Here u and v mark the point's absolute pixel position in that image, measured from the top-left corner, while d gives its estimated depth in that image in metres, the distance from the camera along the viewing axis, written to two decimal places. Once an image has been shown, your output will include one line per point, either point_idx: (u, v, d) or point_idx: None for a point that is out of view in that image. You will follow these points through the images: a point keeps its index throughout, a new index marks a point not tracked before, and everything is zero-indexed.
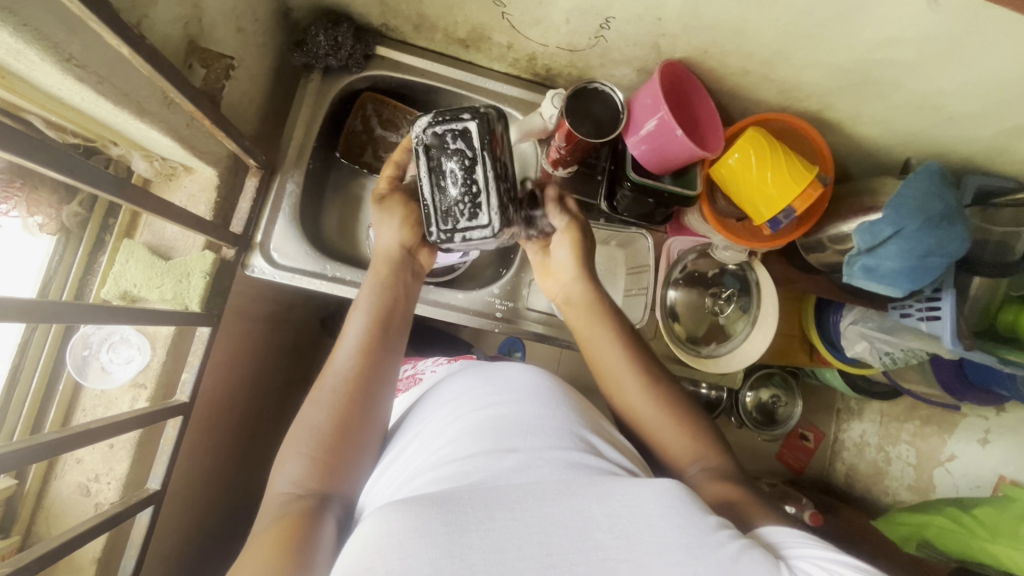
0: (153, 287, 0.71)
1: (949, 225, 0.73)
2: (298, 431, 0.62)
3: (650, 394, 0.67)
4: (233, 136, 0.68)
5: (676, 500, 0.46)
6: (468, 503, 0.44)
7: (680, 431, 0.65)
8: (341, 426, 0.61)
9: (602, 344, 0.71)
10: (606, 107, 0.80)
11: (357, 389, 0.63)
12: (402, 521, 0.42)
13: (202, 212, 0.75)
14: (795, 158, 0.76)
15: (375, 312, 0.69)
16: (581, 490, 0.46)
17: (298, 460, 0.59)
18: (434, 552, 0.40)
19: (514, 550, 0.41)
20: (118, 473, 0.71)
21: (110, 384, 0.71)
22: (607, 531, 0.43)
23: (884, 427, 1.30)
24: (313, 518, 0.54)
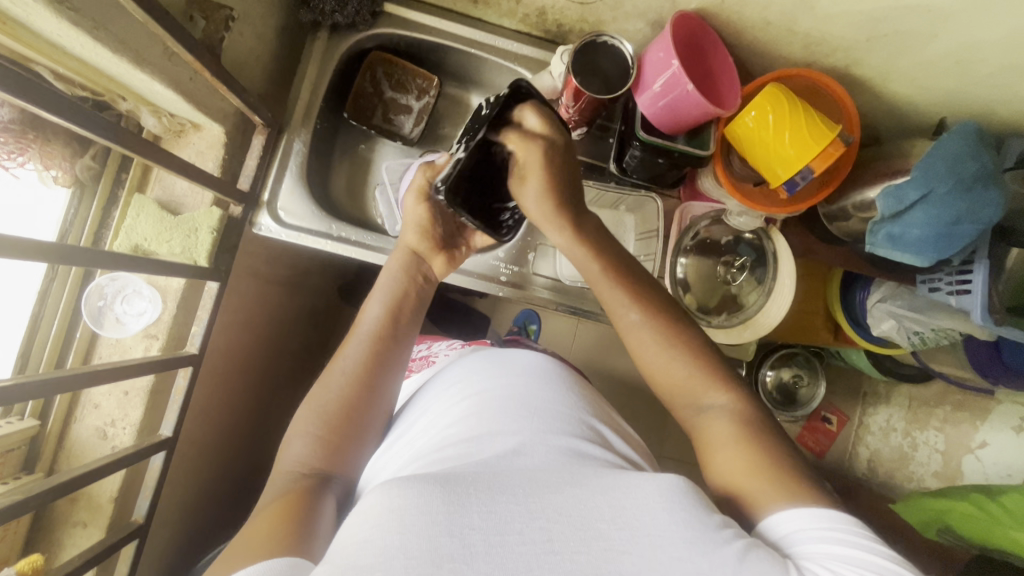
0: (162, 241, 0.73)
1: (983, 189, 0.69)
2: (305, 409, 0.63)
3: (653, 335, 0.64)
4: (236, 91, 0.68)
5: (683, 496, 0.45)
6: (469, 485, 0.44)
7: (692, 373, 0.62)
8: (351, 413, 0.62)
9: (602, 288, 0.67)
10: (615, 61, 0.77)
11: (366, 374, 0.64)
12: (402, 498, 0.43)
13: (210, 168, 0.76)
14: (815, 115, 0.71)
15: (398, 305, 0.69)
16: (585, 481, 0.46)
17: (303, 438, 0.60)
18: (434, 529, 0.41)
19: (514, 534, 0.41)
20: (133, 419, 0.74)
21: (124, 334, 0.74)
22: (610, 521, 0.43)
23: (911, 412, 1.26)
24: (313, 499, 0.54)
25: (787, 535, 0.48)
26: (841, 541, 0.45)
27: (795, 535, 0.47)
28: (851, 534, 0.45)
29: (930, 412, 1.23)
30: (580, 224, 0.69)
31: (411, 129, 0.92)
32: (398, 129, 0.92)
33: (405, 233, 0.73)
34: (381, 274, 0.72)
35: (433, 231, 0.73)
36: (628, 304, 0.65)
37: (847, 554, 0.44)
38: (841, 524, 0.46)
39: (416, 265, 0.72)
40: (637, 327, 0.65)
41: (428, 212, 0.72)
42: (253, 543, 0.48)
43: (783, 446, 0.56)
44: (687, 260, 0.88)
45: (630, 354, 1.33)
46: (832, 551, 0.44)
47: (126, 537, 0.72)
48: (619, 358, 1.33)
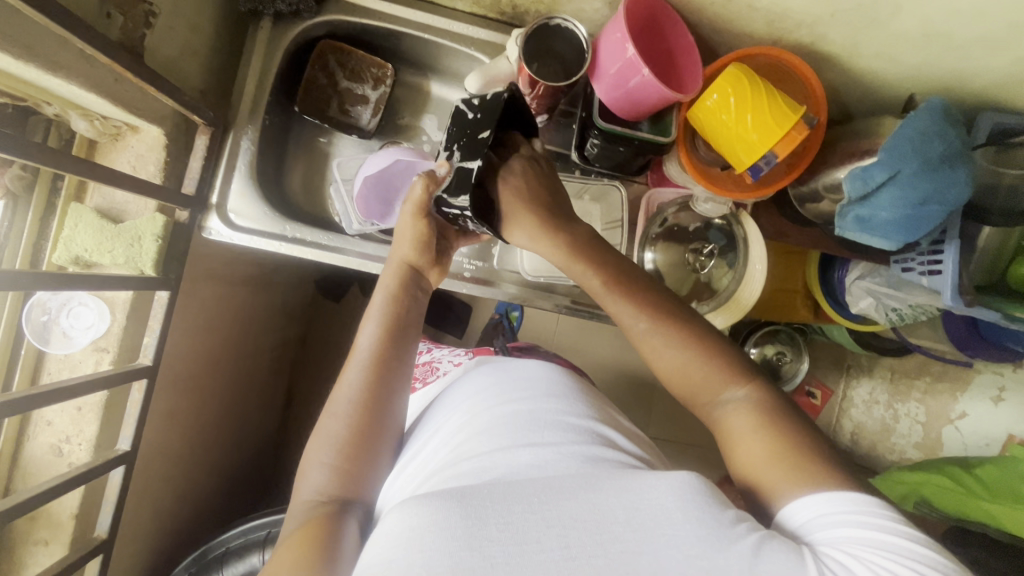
0: (104, 251, 0.70)
1: (950, 169, 0.67)
2: (316, 439, 0.60)
3: (670, 345, 0.60)
4: (167, 90, 0.65)
5: (698, 492, 0.44)
6: (485, 496, 0.43)
7: (707, 371, 0.59)
8: (364, 435, 0.59)
9: (608, 300, 0.63)
10: (570, 45, 0.74)
11: (374, 395, 0.61)
12: (420, 516, 0.42)
13: (151, 172, 0.73)
14: (778, 97, 0.68)
15: (391, 317, 0.65)
16: (598, 483, 0.45)
17: (320, 468, 0.58)
18: (455, 544, 0.40)
19: (533, 542, 0.40)
20: (88, 434, 0.72)
21: (72, 349, 0.72)
22: (626, 524, 0.41)
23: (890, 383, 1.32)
24: (335, 521, 0.53)
25: (804, 522, 0.47)
26: (851, 525, 0.44)
27: (811, 524, 0.46)
28: (862, 516, 0.44)
29: (911, 383, 1.26)
30: (574, 231, 0.65)
31: (368, 122, 0.88)
32: (353, 121, 0.88)
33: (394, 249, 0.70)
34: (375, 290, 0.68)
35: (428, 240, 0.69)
36: (638, 314, 0.61)
37: (862, 537, 0.43)
38: (858, 505, 0.45)
39: (414, 280, 0.68)
40: (651, 335, 0.61)
41: (428, 225, 0.68)
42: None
43: (810, 435, 0.53)
44: (654, 249, 0.86)
45: (609, 340, 1.32)
46: (843, 537, 0.43)
47: (89, 553, 0.71)
48: (599, 345, 1.32)
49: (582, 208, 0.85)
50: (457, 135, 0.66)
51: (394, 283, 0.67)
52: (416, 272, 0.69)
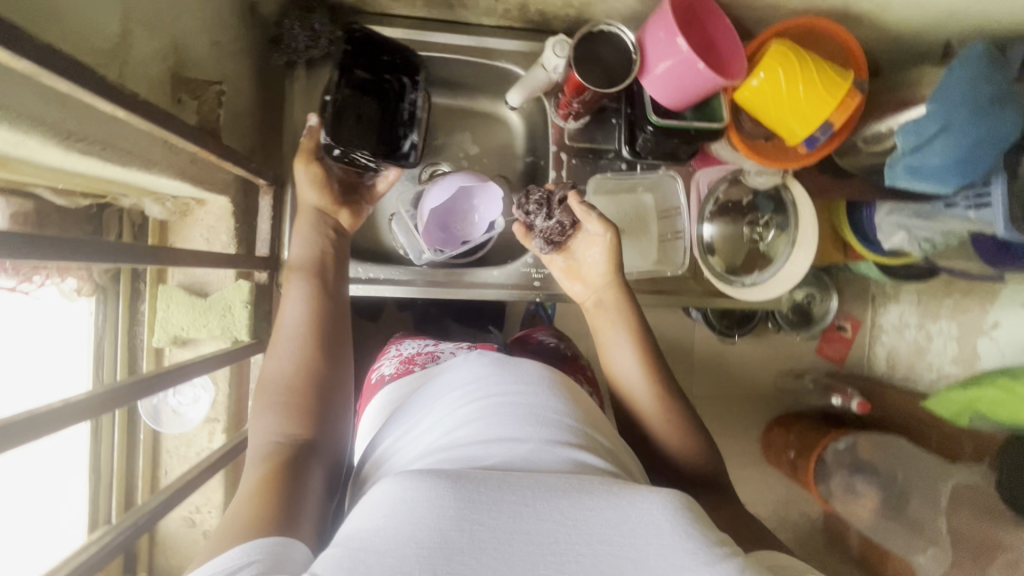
0: (199, 326, 0.72)
1: (1001, 110, 0.69)
2: (263, 386, 0.59)
3: (656, 403, 0.67)
4: (240, 162, 0.66)
5: (685, 508, 0.41)
6: (481, 478, 0.41)
7: (677, 440, 0.66)
8: (312, 382, 0.60)
9: (607, 335, 0.72)
10: (612, 45, 0.75)
11: (313, 345, 0.62)
12: (412, 491, 0.39)
13: (225, 242, 0.74)
14: (827, 67, 0.70)
15: (319, 271, 0.68)
16: (594, 485, 0.42)
17: (270, 412, 0.57)
18: (443, 521, 0.37)
19: (523, 533, 0.38)
20: (216, 501, 0.75)
21: (186, 425, 0.74)
22: (617, 530, 0.39)
23: (922, 306, 1.37)
24: (294, 469, 0.53)
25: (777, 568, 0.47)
26: None
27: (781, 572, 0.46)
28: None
29: (940, 303, 1.32)
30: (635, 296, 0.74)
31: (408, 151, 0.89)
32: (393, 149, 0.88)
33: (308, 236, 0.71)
34: (290, 277, 0.67)
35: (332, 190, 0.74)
36: (636, 360, 0.69)
37: None
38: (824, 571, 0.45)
39: (324, 223, 0.72)
40: (638, 378, 0.68)
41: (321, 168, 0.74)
42: (237, 523, 0.45)
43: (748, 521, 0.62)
44: (712, 226, 0.89)
45: None
46: None
47: None
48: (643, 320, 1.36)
49: (643, 215, 0.87)
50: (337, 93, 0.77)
51: (314, 228, 0.71)
52: (334, 222, 0.73)
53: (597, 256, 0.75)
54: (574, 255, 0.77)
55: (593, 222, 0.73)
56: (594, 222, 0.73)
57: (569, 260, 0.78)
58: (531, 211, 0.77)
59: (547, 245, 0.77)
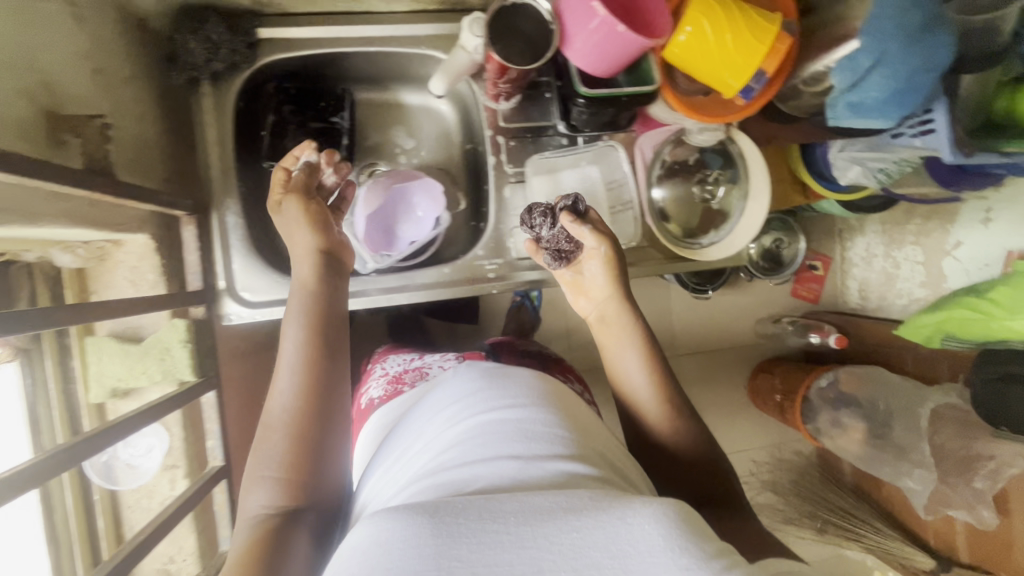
0: (137, 374, 0.68)
1: (933, 35, 0.67)
2: (257, 450, 0.54)
3: (669, 417, 0.64)
4: (144, 197, 0.61)
5: (682, 519, 0.36)
6: (458, 508, 0.36)
7: (692, 455, 0.64)
8: (307, 436, 0.54)
9: (611, 349, 0.69)
10: (530, 18, 0.71)
11: (307, 404, 0.55)
12: (386, 528, 0.36)
13: (152, 281, 0.69)
14: (752, 13, 0.67)
15: (317, 316, 0.59)
16: (584, 502, 0.37)
17: (263, 481, 0.52)
18: (420, 567, 0.33)
19: (504, 567, 0.33)
20: (189, 548, 0.72)
21: (143, 477, 0.71)
22: (610, 554, 0.34)
23: (886, 235, 1.37)
24: (283, 541, 0.49)
25: None
26: None
27: None
28: None
29: (903, 231, 1.32)
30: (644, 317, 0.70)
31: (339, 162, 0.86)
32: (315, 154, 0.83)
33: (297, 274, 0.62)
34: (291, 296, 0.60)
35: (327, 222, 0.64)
36: (645, 372, 0.66)
37: None
38: None
39: (330, 266, 0.62)
40: (650, 392, 0.65)
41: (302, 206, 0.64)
42: None
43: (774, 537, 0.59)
44: (661, 192, 0.87)
45: None
46: None
47: None
48: None
49: (591, 188, 0.84)
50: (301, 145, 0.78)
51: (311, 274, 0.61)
52: (339, 261, 0.64)
53: (595, 270, 0.72)
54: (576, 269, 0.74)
55: (591, 237, 0.70)
56: (589, 237, 0.70)
57: (574, 274, 0.74)
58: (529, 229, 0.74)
59: (553, 258, 0.74)
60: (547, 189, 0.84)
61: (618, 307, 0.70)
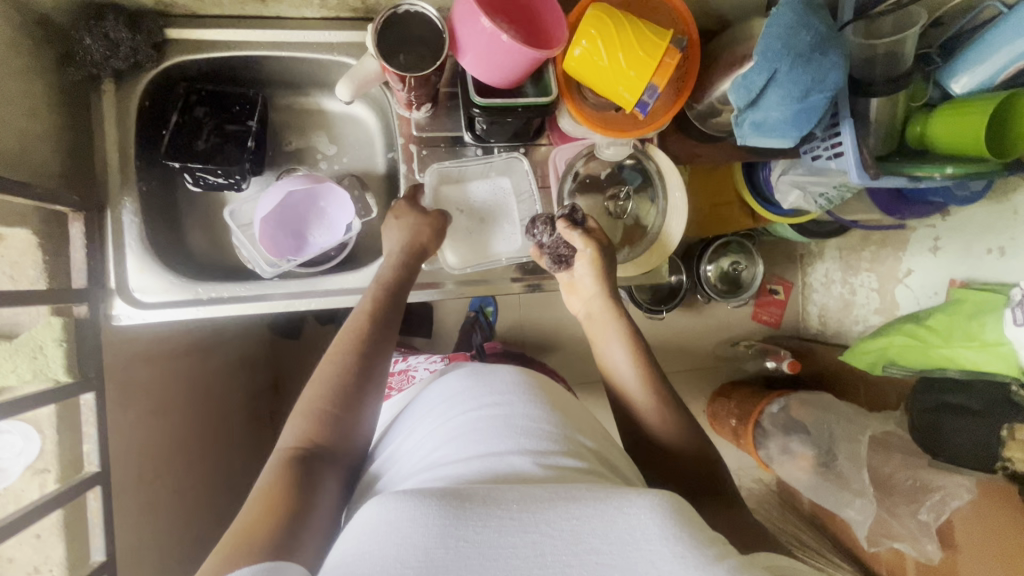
0: (6, 372, 0.65)
1: (822, 56, 0.67)
2: (309, 391, 0.64)
3: (660, 406, 0.69)
4: (10, 189, 0.59)
5: (674, 510, 0.42)
6: (467, 497, 0.43)
7: (684, 444, 0.68)
8: (348, 398, 0.63)
9: (610, 345, 0.74)
10: (428, 26, 0.71)
11: (353, 388, 0.64)
12: (398, 509, 0.42)
13: (33, 277, 0.68)
14: (642, 28, 0.67)
15: (382, 298, 0.72)
16: (580, 496, 0.43)
17: (296, 420, 0.62)
18: (429, 539, 0.39)
19: (507, 547, 0.39)
20: (57, 558, 0.69)
21: (8, 481, 0.67)
22: (602, 536, 0.40)
23: (844, 260, 1.37)
24: (303, 487, 0.57)
25: None
26: None
27: None
28: None
29: (859, 256, 1.33)
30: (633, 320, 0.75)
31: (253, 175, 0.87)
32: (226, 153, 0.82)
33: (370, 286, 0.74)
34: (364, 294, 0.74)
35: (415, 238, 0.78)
36: (637, 365, 0.71)
37: None
38: None
39: (411, 261, 0.76)
40: (641, 384, 0.70)
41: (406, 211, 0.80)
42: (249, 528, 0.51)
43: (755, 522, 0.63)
44: (574, 206, 0.87)
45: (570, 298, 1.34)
46: None
47: None
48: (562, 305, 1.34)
49: (502, 199, 0.86)
50: (185, 135, 0.81)
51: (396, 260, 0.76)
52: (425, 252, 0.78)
53: (584, 270, 0.76)
54: (570, 276, 0.79)
55: (581, 239, 0.75)
56: (579, 240, 0.75)
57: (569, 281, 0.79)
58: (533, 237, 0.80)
59: (553, 265, 0.79)
60: (459, 196, 0.86)
61: (612, 306, 0.75)
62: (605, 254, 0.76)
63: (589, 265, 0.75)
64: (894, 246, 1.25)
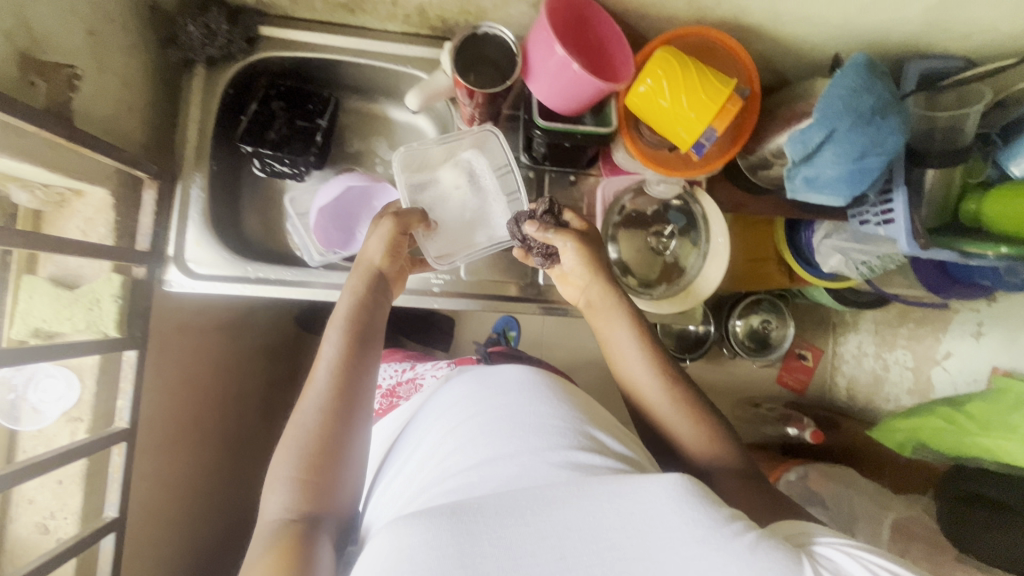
0: (63, 319, 0.69)
1: (882, 119, 0.68)
2: (282, 453, 0.59)
3: (665, 386, 0.69)
4: (102, 149, 0.64)
5: (689, 492, 0.44)
6: (480, 507, 0.44)
7: (695, 424, 0.67)
8: (331, 447, 0.58)
9: (613, 331, 0.74)
10: (503, 50, 0.75)
11: (333, 433, 0.59)
12: (414, 532, 0.42)
13: (102, 234, 0.72)
14: (708, 73, 0.70)
15: (351, 326, 0.65)
16: (590, 490, 0.45)
17: (285, 484, 0.57)
18: (448, 560, 0.40)
19: (528, 556, 0.41)
20: (73, 507, 0.71)
21: (43, 423, 0.70)
22: (621, 529, 0.42)
23: (879, 335, 1.33)
24: (307, 544, 0.54)
25: None
26: None
27: None
28: None
29: (896, 332, 1.29)
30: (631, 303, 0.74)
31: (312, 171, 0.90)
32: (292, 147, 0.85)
33: (341, 303, 0.67)
34: (327, 333, 0.65)
35: (398, 248, 0.71)
36: (642, 350, 0.71)
37: None
38: None
39: (380, 287, 0.69)
40: (648, 365, 0.70)
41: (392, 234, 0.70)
42: None
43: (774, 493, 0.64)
44: (617, 237, 0.88)
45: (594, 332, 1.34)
46: None
47: None
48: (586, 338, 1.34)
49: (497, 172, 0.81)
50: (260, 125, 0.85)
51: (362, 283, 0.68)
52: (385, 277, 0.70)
53: (569, 262, 0.75)
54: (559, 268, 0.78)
55: (557, 232, 0.72)
56: (558, 238, 0.73)
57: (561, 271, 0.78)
58: (516, 245, 0.78)
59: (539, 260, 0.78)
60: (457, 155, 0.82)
61: (611, 294, 0.74)
62: (588, 246, 0.74)
63: (574, 258, 0.74)
64: (934, 326, 1.21)
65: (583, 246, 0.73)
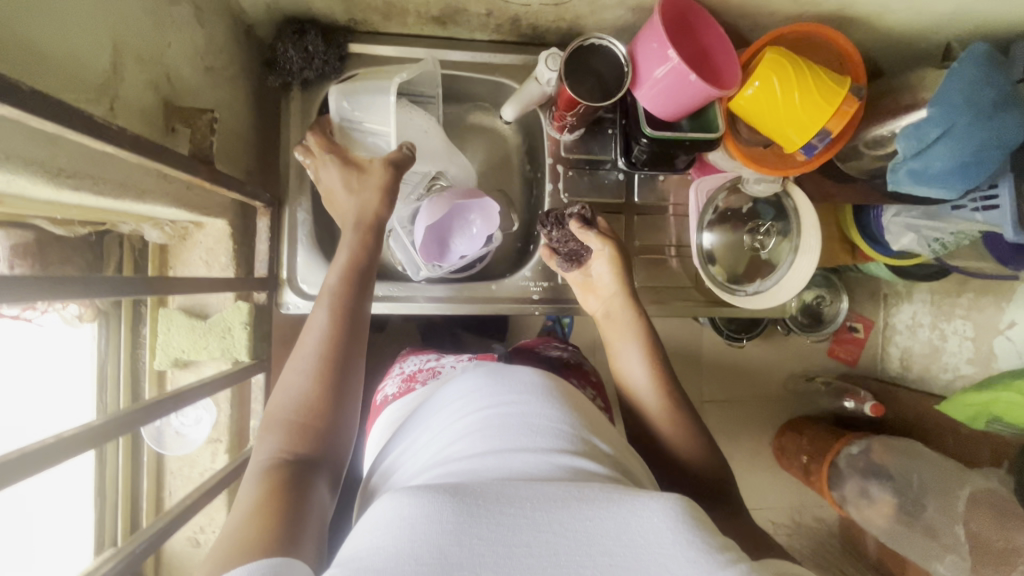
0: (199, 348, 0.73)
1: (1003, 114, 0.67)
2: (276, 399, 0.55)
3: (664, 403, 0.65)
4: (235, 187, 0.66)
5: (687, 513, 0.37)
6: (481, 488, 0.37)
7: (689, 444, 0.63)
8: (330, 392, 0.55)
9: (624, 342, 0.72)
10: (608, 61, 0.75)
11: (330, 381, 0.56)
12: (412, 503, 0.36)
13: (224, 263, 0.74)
14: (822, 75, 0.69)
15: (344, 287, 0.61)
16: (591, 490, 0.38)
17: (277, 430, 0.53)
18: (443, 534, 0.34)
19: (521, 545, 0.34)
20: (220, 522, 0.76)
21: (189, 446, 0.76)
22: (616, 537, 0.35)
23: (935, 305, 1.22)
24: (301, 489, 0.49)
25: None
26: None
27: None
28: None
29: (953, 302, 1.18)
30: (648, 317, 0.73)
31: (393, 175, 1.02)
32: None
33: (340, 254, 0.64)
34: (321, 290, 0.61)
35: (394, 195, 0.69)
36: (649, 364, 0.68)
37: None
38: None
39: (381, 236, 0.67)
40: (648, 379, 0.67)
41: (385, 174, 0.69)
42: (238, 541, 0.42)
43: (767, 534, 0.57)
44: (712, 235, 0.88)
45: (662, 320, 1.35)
46: None
47: None
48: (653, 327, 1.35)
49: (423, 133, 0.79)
50: None
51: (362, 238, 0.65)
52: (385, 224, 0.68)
53: (601, 267, 0.76)
54: (586, 271, 0.80)
55: (595, 235, 0.74)
56: (593, 239, 0.75)
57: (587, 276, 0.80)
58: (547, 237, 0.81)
59: (570, 264, 0.81)
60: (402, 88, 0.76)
61: (631, 309, 0.74)
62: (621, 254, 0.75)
63: (605, 263, 0.75)
64: (996, 294, 1.09)
65: (615, 253, 0.75)
